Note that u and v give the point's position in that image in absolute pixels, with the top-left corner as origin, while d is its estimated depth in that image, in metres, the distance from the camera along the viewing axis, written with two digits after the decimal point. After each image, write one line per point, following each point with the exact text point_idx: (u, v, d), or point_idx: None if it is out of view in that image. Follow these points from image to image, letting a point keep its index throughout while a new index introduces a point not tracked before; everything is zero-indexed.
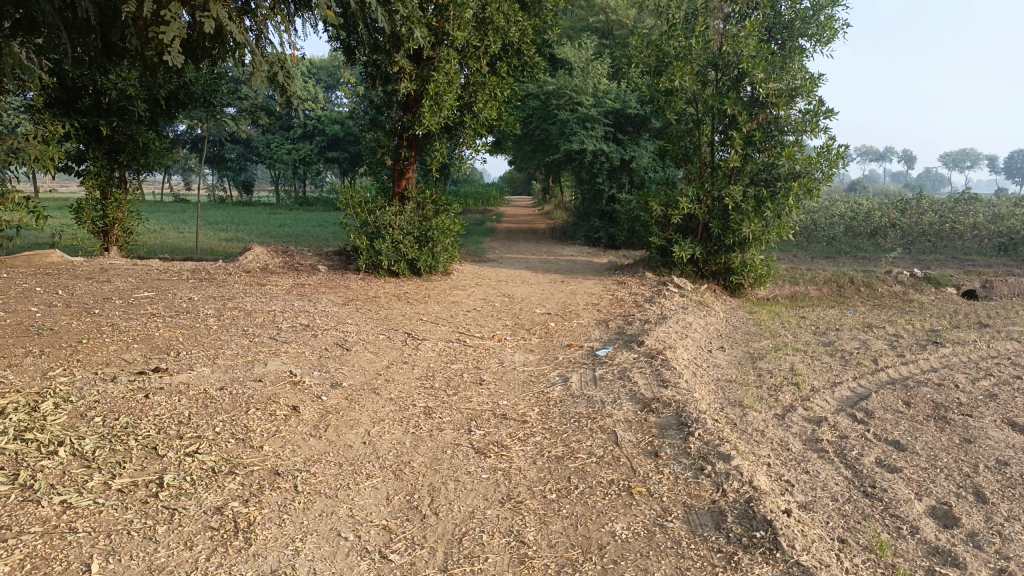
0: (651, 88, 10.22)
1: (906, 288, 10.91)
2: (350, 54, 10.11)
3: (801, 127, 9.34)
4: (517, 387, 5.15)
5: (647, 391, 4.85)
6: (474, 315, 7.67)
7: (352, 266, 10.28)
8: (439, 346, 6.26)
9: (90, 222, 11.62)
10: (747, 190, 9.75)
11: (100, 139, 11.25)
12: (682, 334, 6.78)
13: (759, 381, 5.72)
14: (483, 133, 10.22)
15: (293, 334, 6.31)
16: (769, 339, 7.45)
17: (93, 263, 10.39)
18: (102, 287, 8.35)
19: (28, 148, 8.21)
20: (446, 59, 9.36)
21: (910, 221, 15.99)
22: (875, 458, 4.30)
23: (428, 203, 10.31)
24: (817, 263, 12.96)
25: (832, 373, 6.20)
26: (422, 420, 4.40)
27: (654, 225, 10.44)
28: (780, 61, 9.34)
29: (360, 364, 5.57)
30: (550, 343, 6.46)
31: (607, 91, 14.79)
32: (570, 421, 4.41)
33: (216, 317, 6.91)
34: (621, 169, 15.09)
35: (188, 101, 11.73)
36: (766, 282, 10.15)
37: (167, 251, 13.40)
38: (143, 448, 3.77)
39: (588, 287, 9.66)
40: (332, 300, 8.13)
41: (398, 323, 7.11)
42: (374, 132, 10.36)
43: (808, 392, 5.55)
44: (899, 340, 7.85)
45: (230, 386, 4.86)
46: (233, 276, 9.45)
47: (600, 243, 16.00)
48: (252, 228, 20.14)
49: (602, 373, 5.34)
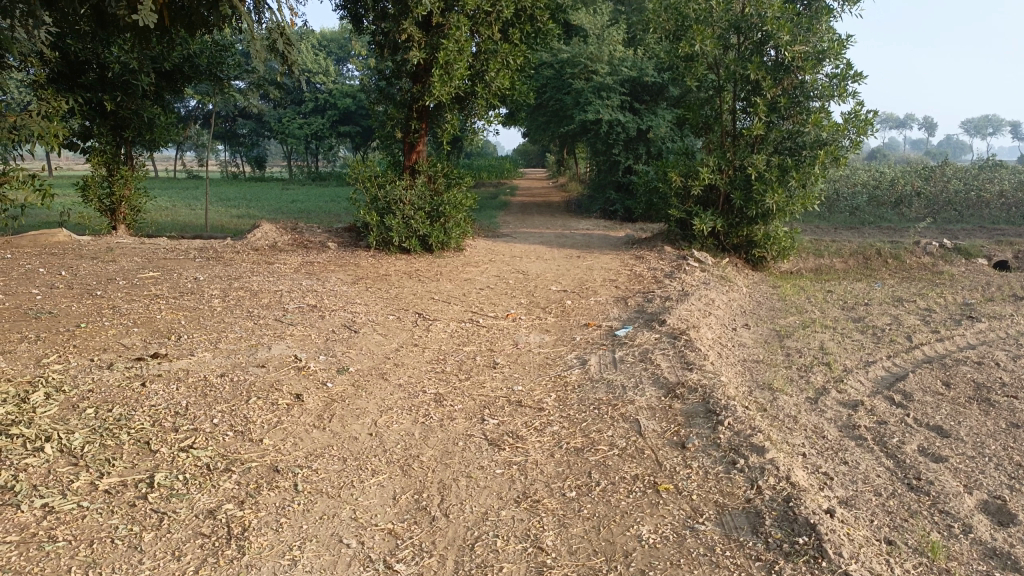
0: (671, 54, 9.80)
1: (935, 259, 10.49)
2: (357, 23, 9.77)
3: (828, 91, 8.92)
4: (533, 371, 4.89)
5: (671, 374, 4.57)
6: (487, 293, 7.39)
7: (362, 242, 10.02)
8: (451, 326, 5.99)
9: (97, 200, 11.42)
10: (771, 159, 9.36)
11: (104, 115, 11.01)
12: (705, 312, 6.46)
13: (788, 361, 5.41)
14: (495, 103, 9.87)
15: (299, 316, 6.06)
16: (796, 315, 7.13)
17: (99, 242, 10.20)
18: (107, 268, 8.15)
19: (29, 124, 7.97)
20: (456, 26, 9.00)
21: (935, 190, 15.51)
22: (917, 446, 4.01)
23: (440, 177, 10.01)
24: (841, 234, 12.56)
25: (864, 352, 5.88)
26: (433, 409, 4.14)
27: (673, 197, 10.08)
28: (806, 22, 8.89)
29: (368, 347, 5.32)
30: (566, 322, 6.18)
31: (623, 58, 14.33)
32: (590, 408, 4.14)
33: (220, 298, 6.69)
34: (637, 139, 14.69)
35: (193, 75, 11.43)
36: (789, 255, 9.80)
37: (176, 228, 13.19)
38: (135, 443, 3.55)
39: (604, 262, 9.34)
40: (341, 278, 7.89)
41: (409, 302, 6.85)
42: (383, 104, 10.03)
43: (840, 372, 5.25)
44: (931, 315, 7.49)
45: (231, 372, 4.62)
46: (240, 254, 9.23)
47: (616, 216, 15.63)
48: (263, 204, 19.99)
49: (623, 355, 5.05)
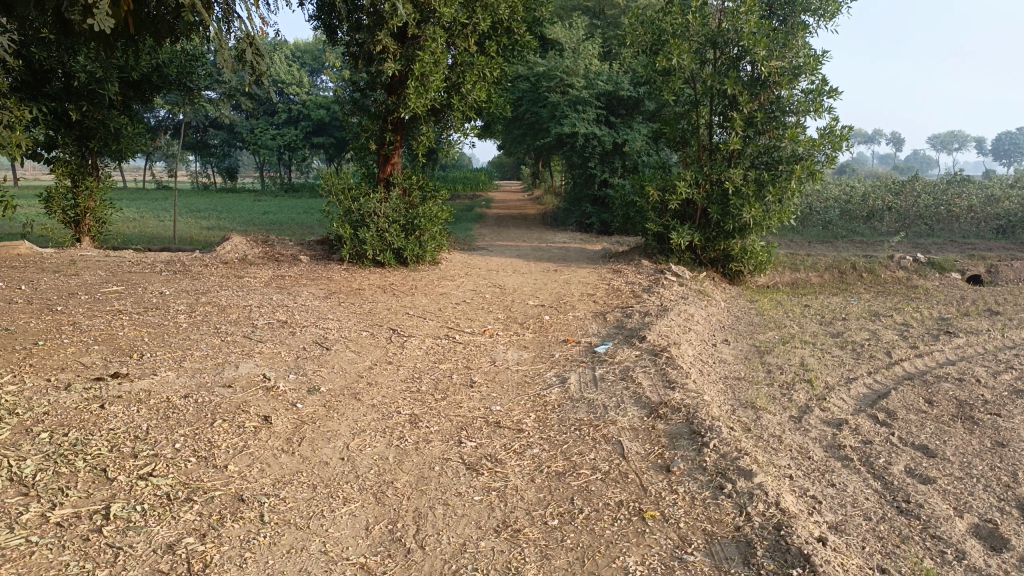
0: (648, 68, 9.77)
1: (909, 274, 10.55)
2: (331, 33, 9.62)
3: (804, 106, 8.93)
4: (511, 390, 4.75)
5: (653, 393, 4.45)
6: (463, 308, 7.24)
7: (335, 256, 9.83)
8: (426, 343, 5.83)
9: (61, 211, 11.09)
10: (748, 173, 9.34)
11: (69, 124, 10.71)
12: (684, 328, 6.37)
13: (770, 378, 5.33)
14: (471, 116, 9.76)
15: (269, 333, 5.86)
16: (775, 331, 7.07)
17: (63, 255, 9.89)
18: (69, 282, 7.87)
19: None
20: (432, 37, 8.89)
21: (906, 204, 15.68)
22: (904, 467, 3.93)
23: (415, 189, 9.86)
24: (815, 248, 12.62)
25: (845, 368, 5.82)
26: (408, 431, 3.98)
27: (650, 211, 10.03)
28: (782, 37, 8.90)
29: (340, 365, 5.14)
30: (545, 338, 6.05)
31: (598, 72, 14.31)
32: (571, 429, 4.01)
33: (187, 313, 6.47)
34: (613, 153, 14.67)
35: (162, 84, 11.18)
36: (766, 269, 9.78)
37: (143, 241, 12.86)
38: (90, 471, 3.34)
39: (582, 276, 9.24)
40: (313, 293, 7.69)
41: (383, 318, 6.67)
42: (357, 115, 9.86)
43: (822, 390, 5.18)
44: (909, 330, 7.48)
45: (196, 393, 4.42)
46: (209, 268, 8.99)
47: (592, 229, 15.58)
48: (234, 215, 19.67)
49: (603, 373, 4.93)
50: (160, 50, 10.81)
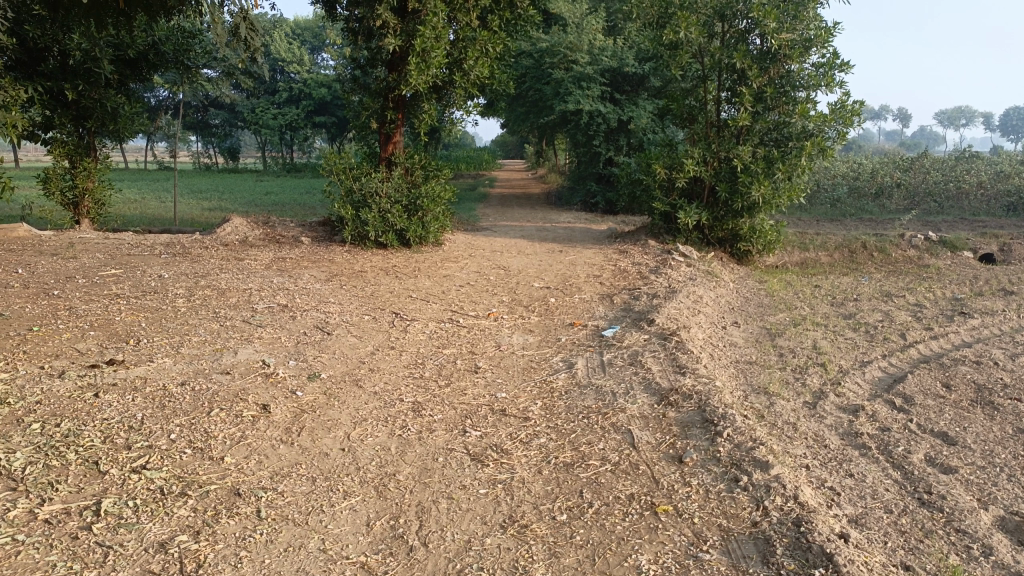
0: (655, 42, 9.53)
1: (921, 253, 10.36)
2: (330, 9, 9.39)
3: (815, 81, 8.71)
4: (517, 376, 4.61)
5: (663, 379, 4.32)
6: (467, 291, 7.10)
7: (337, 237, 9.68)
8: (429, 327, 5.70)
9: (59, 193, 10.95)
10: (757, 151, 9.13)
11: (65, 104, 10.52)
12: (693, 310, 6.22)
13: (782, 362, 5.19)
14: (474, 93, 9.55)
15: (269, 317, 5.73)
16: (786, 312, 6.92)
17: (62, 237, 9.78)
18: (67, 265, 7.75)
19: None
20: (433, 12, 8.66)
21: (915, 181, 15.44)
22: (924, 456, 3.80)
23: (417, 169, 9.69)
24: (824, 227, 12.43)
25: (859, 351, 5.67)
26: (411, 420, 3.86)
27: (657, 190, 9.84)
28: (793, 9, 8.65)
29: (341, 351, 5.01)
30: (550, 321, 5.92)
31: (603, 47, 14.04)
32: (579, 418, 3.88)
33: (185, 297, 6.34)
34: (618, 131, 14.44)
35: (159, 62, 10.97)
36: (775, 249, 9.60)
37: (143, 222, 12.70)
38: (82, 464, 3.23)
39: (587, 257, 9.08)
40: (314, 276, 7.55)
41: (385, 301, 6.53)
42: (358, 93, 9.67)
43: (837, 374, 5.04)
44: (922, 311, 7.32)
45: (193, 380, 4.30)
46: (209, 250, 8.86)
47: (598, 209, 15.38)
48: (236, 196, 19.51)
49: (611, 358, 4.79)
50: (157, 27, 10.60)
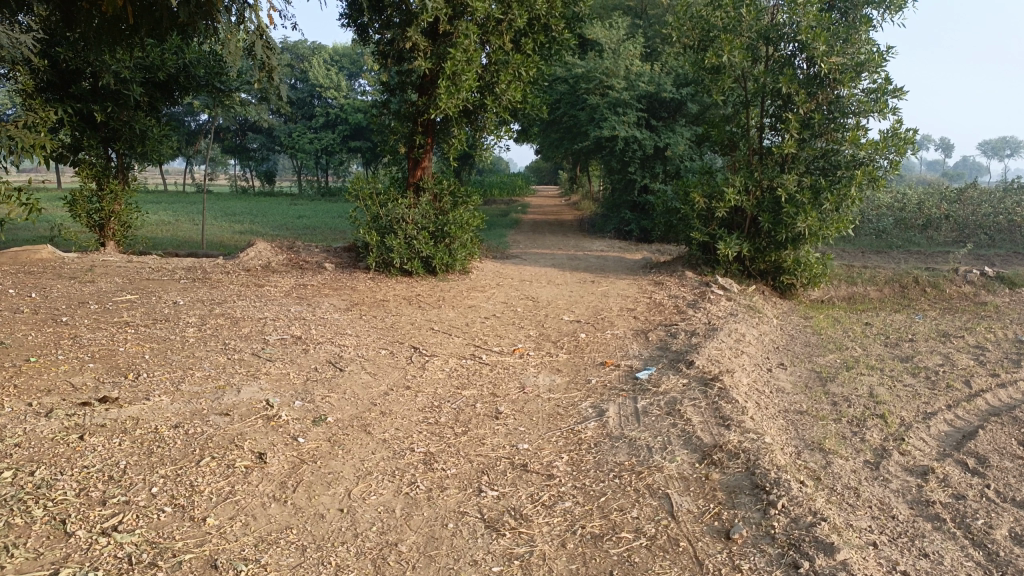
0: (696, 66, 9.13)
1: (977, 289, 9.73)
2: (361, 32, 9.17)
3: (866, 106, 8.23)
4: (541, 423, 4.18)
5: (706, 433, 3.86)
6: (493, 324, 6.69)
7: (361, 264, 9.37)
8: (449, 364, 5.30)
9: (85, 215, 10.81)
10: (802, 179, 8.65)
11: (95, 126, 10.42)
12: (736, 350, 5.74)
13: (837, 413, 4.69)
14: (506, 117, 9.23)
15: (279, 350, 5.38)
16: (837, 353, 6.39)
17: (85, 260, 9.61)
18: (82, 290, 7.53)
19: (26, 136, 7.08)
20: (465, 33, 8.38)
21: (966, 213, 14.77)
22: (1010, 532, 3.28)
23: (446, 195, 9.36)
24: (871, 260, 11.85)
25: (921, 402, 5.14)
26: (420, 475, 3.45)
27: (695, 219, 9.38)
28: (843, 31, 8.21)
29: (353, 391, 4.61)
30: (580, 360, 5.48)
31: (639, 73, 13.67)
32: (609, 477, 3.44)
33: (196, 327, 6.02)
34: (654, 157, 14.03)
35: (189, 85, 10.84)
36: (821, 283, 9.06)
37: (170, 245, 12.53)
38: (48, 523, 2.87)
39: (621, 288, 8.64)
40: (334, 305, 7.22)
41: (405, 334, 6.14)
42: (386, 116, 9.40)
43: (898, 428, 4.54)
44: (985, 354, 6.73)
45: (188, 423, 3.95)
46: (230, 276, 8.60)
47: (632, 237, 14.93)
48: (267, 219, 19.48)
49: (647, 406, 4.33)
50: (188, 49, 10.47)
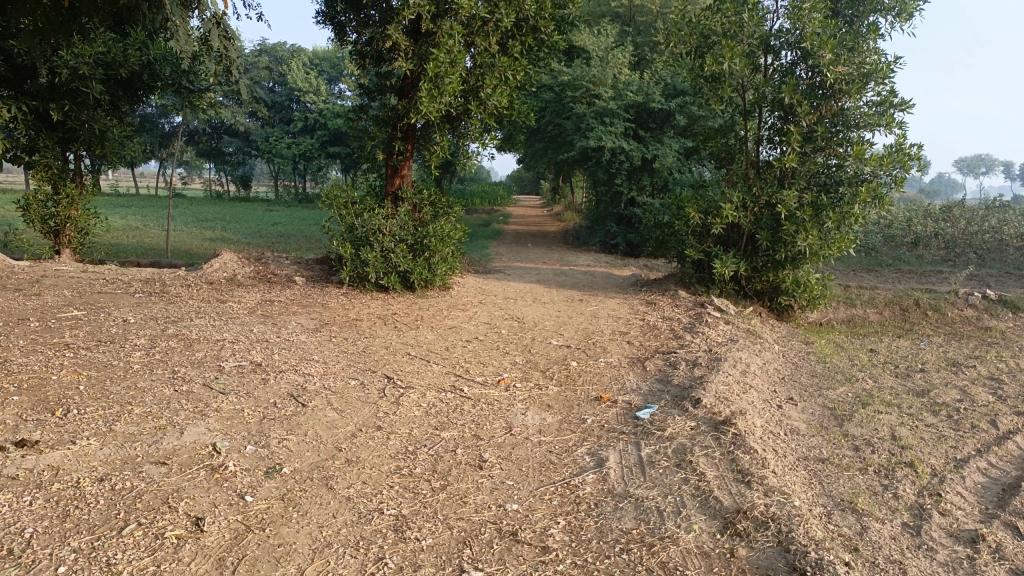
0: (694, 74, 8.64)
1: (979, 313, 9.28)
2: (338, 30, 8.58)
3: (872, 120, 7.80)
4: (532, 475, 3.61)
5: (726, 492, 3.32)
6: (475, 349, 6.12)
7: (334, 278, 8.77)
8: (427, 398, 4.72)
9: (39, 221, 10.08)
10: (803, 196, 8.18)
11: (52, 125, 9.73)
12: (743, 384, 5.22)
13: (861, 462, 4.18)
14: (491, 125, 8.68)
15: (235, 381, 4.77)
16: (847, 386, 5.90)
17: (36, 269, 8.91)
18: (25, 304, 6.86)
19: None
20: (448, 34, 7.85)
21: (955, 231, 14.43)
22: None
23: (425, 205, 8.79)
24: (866, 280, 11.41)
25: (948, 446, 4.65)
26: (389, 548, 2.87)
27: (689, 235, 8.89)
28: (850, 40, 7.79)
29: (316, 432, 4.02)
30: (572, 394, 4.93)
31: (628, 82, 13.20)
32: (615, 551, 2.89)
33: (145, 350, 5.40)
34: (641, 170, 13.55)
35: (153, 83, 10.17)
36: (820, 305, 8.60)
37: (132, 253, 11.79)
38: None
39: (612, 308, 8.11)
40: (302, 324, 6.63)
41: (379, 361, 5.55)
42: (364, 121, 8.81)
43: (932, 481, 4.04)
44: (1002, 386, 6.28)
45: (116, 476, 3.33)
46: (191, 289, 7.97)
47: (617, 251, 14.41)
48: (240, 225, 18.84)
49: (653, 455, 3.79)
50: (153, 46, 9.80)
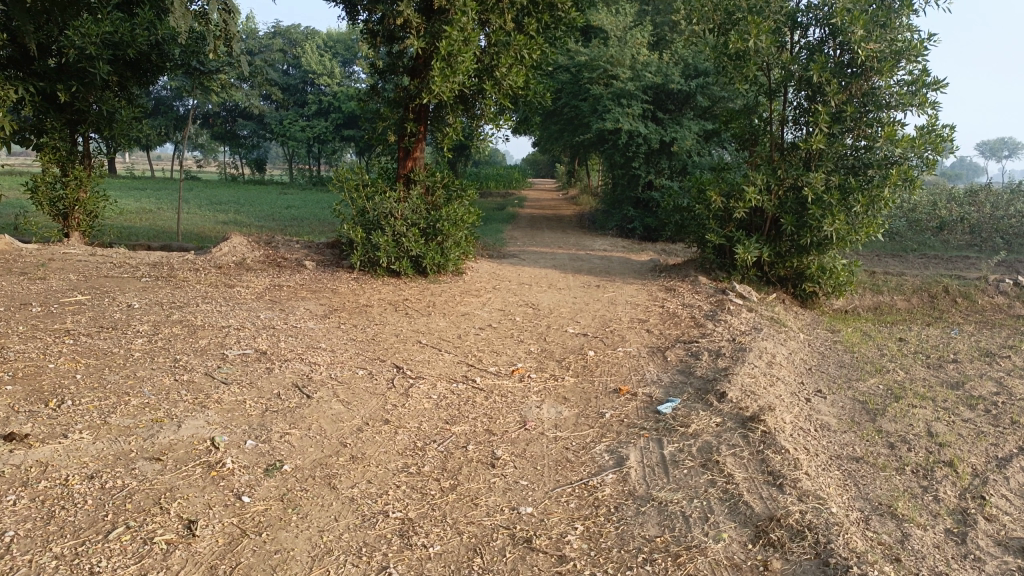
0: (717, 52, 8.32)
1: (1012, 300, 8.93)
2: (350, 8, 8.32)
3: (905, 99, 7.46)
4: (548, 475, 3.40)
5: (756, 496, 3.09)
6: (488, 337, 5.90)
7: (345, 262, 8.58)
8: (437, 390, 4.51)
9: (47, 204, 9.93)
10: (830, 179, 7.86)
11: (60, 106, 9.55)
12: (769, 377, 4.97)
13: (897, 461, 3.93)
14: (506, 105, 8.39)
15: (238, 370, 4.57)
16: (878, 378, 5.62)
17: (43, 252, 8.76)
18: (29, 288, 6.71)
19: None
20: (462, 10, 7.58)
21: (982, 216, 13.99)
22: None
23: (438, 188, 8.55)
24: (892, 266, 11.05)
25: (988, 444, 4.38)
26: (394, 557, 2.67)
27: (710, 220, 8.60)
28: (883, 16, 7.44)
29: (320, 426, 3.82)
30: (590, 386, 4.71)
31: (647, 62, 12.85)
32: (638, 561, 2.67)
33: (147, 337, 5.22)
34: (659, 152, 13.21)
35: (162, 63, 9.96)
36: (846, 292, 8.29)
37: (142, 236, 11.62)
38: None
39: (630, 295, 7.86)
40: (310, 310, 6.44)
41: (388, 349, 5.35)
42: (376, 101, 8.56)
43: (975, 482, 3.78)
44: None
45: (108, 473, 3.15)
46: (199, 273, 7.80)
47: (635, 235, 14.12)
48: (253, 208, 18.73)
49: (676, 453, 3.57)
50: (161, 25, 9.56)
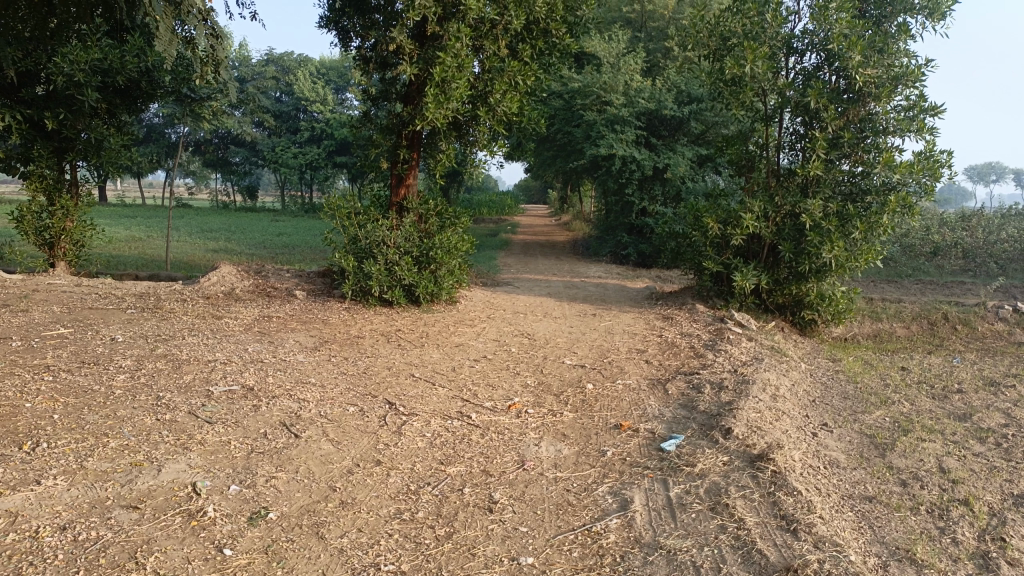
0: (713, 78, 8.26)
1: (1012, 327, 8.82)
2: (342, 35, 8.24)
3: (903, 125, 7.40)
4: (549, 520, 3.22)
5: (769, 544, 2.92)
6: (483, 369, 5.73)
7: (336, 291, 8.42)
8: (431, 427, 4.33)
9: (33, 233, 9.74)
10: (828, 206, 7.77)
11: (47, 134, 9.40)
12: (774, 411, 4.81)
13: (912, 500, 3.77)
14: (500, 132, 8.30)
15: (223, 408, 4.38)
16: (883, 410, 5.47)
17: (27, 283, 8.56)
18: (10, 321, 6.52)
19: None
20: (456, 37, 7.50)
21: (975, 241, 13.96)
22: None
23: (432, 216, 8.42)
24: (889, 292, 10.94)
25: (1003, 480, 4.22)
26: None
27: (707, 247, 8.49)
28: (880, 41, 7.40)
29: (308, 467, 3.64)
30: (590, 421, 4.54)
31: (640, 89, 12.83)
32: None
33: (129, 373, 5.02)
34: (653, 178, 13.14)
35: (152, 91, 9.83)
36: (845, 319, 8.17)
37: (130, 265, 11.42)
38: None
39: (628, 323, 7.71)
40: (300, 342, 6.26)
41: (380, 384, 5.16)
42: (369, 128, 8.46)
43: (994, 522, 3.62)
44: None
45: (81, 523, 2.96)
46: (186, 304, 7.62)
47: (629, 262, 14.01)
48: (244, 236, 18.57)
49: (683, 496, 3.40)
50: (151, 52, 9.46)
